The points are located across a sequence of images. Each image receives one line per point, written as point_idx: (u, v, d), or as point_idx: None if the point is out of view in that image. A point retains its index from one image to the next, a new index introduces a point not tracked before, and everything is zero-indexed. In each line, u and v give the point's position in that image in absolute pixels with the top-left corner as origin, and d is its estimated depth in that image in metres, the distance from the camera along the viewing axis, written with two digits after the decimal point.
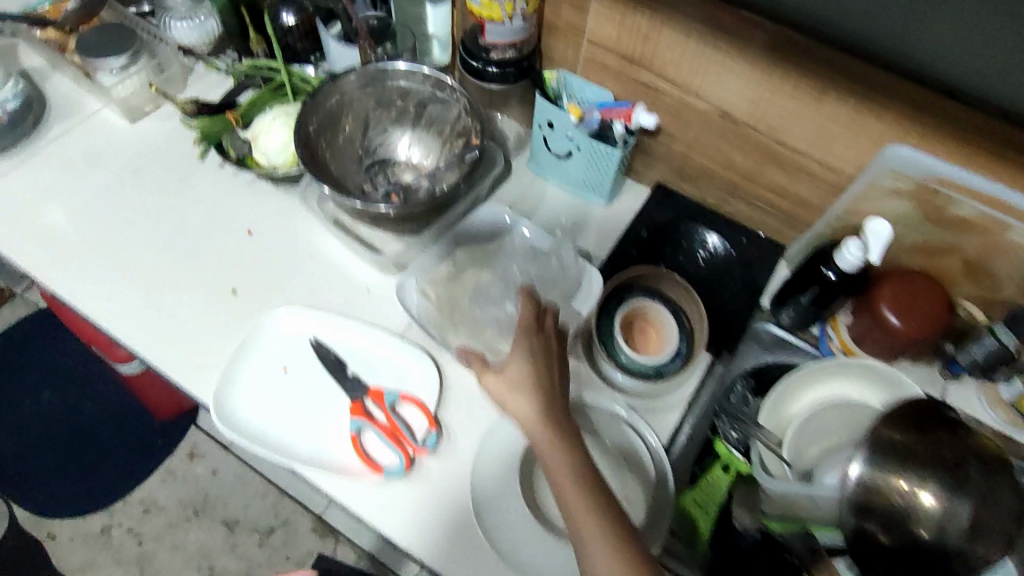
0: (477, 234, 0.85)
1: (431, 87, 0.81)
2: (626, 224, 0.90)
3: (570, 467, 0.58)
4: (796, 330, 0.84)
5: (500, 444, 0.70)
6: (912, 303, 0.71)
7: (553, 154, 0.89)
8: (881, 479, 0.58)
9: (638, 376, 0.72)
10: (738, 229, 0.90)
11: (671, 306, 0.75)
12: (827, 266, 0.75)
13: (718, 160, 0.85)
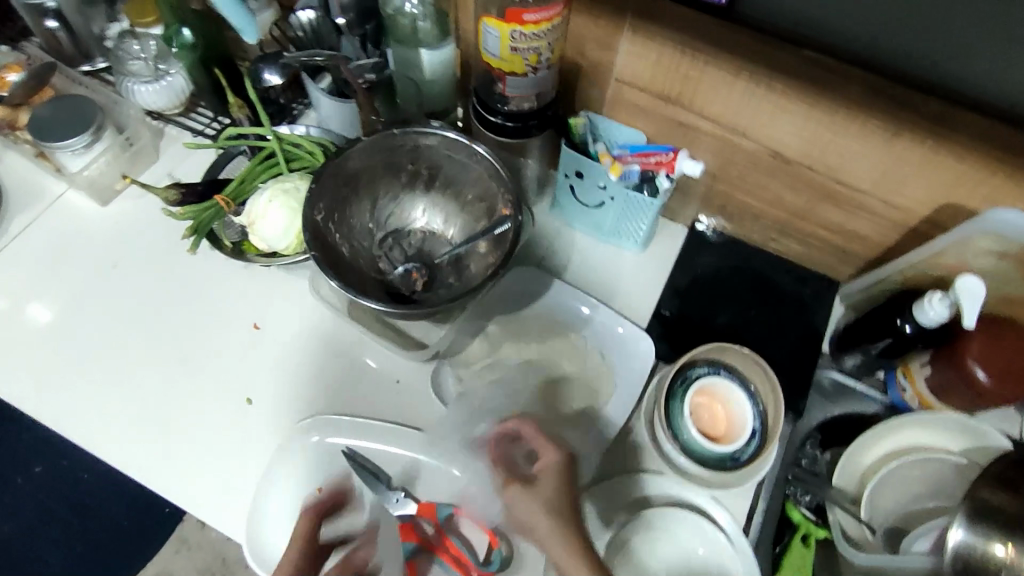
0: (511, 305, 0.78)
1: (446, 149, 0.71)
2: (666, 272, 0.82)
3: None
4: (862, 376, 0.77)
5: None
6: (1002, 354, 0.65)
7: (581, 203, 0.81)
8: (980, 544, 0.63)
9: (712, 465, 0.65)
10: (786, 266, 0.82)
11: (739, 380, 0.68)
12: (905, 319, 0.68)
13: (767, 199, 0.77)
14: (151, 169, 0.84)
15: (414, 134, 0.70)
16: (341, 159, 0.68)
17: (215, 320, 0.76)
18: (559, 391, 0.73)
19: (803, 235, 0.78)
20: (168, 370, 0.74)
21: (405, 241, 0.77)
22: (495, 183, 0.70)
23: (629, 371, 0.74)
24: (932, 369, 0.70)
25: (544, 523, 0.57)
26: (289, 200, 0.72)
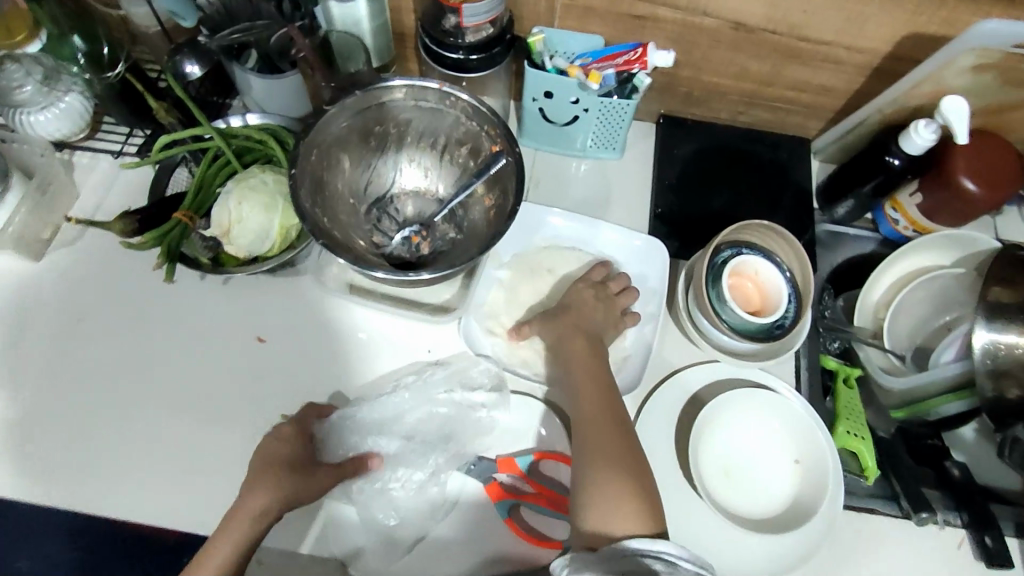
0: (514, 242, 0.76)
1: (413, 100, 0.66)
2: (648, 172, 0.82)
3: (611, 491, 0.57)
4: (852, 222, 0.81)
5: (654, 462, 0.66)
6: (982, 165, 0.69)
7: (552, 123, 0.78)
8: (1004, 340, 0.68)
9: (761, 337, 0.67)
10: (757, 135, 0.83)
11: (762, 252, 0.69)
12: (892, 153, 0.71)
13: (731, 74, 0.76)
14: (77, 207, 0.74)
15: (377, 91, 0.65)
16: (309, 137, 0.63)
17: (215, 347, 0.70)
18: None
19: (773, 100, 0.79)
20: (182, 413, 0.67)
21: (392, 208, 0.72)
22: (474, 121, 0.67)
23: (648, 277, 0.75)
24: (923, 193, 0.72)
25: (590, 423, 0.62)
26: (257, 199, 0.65)
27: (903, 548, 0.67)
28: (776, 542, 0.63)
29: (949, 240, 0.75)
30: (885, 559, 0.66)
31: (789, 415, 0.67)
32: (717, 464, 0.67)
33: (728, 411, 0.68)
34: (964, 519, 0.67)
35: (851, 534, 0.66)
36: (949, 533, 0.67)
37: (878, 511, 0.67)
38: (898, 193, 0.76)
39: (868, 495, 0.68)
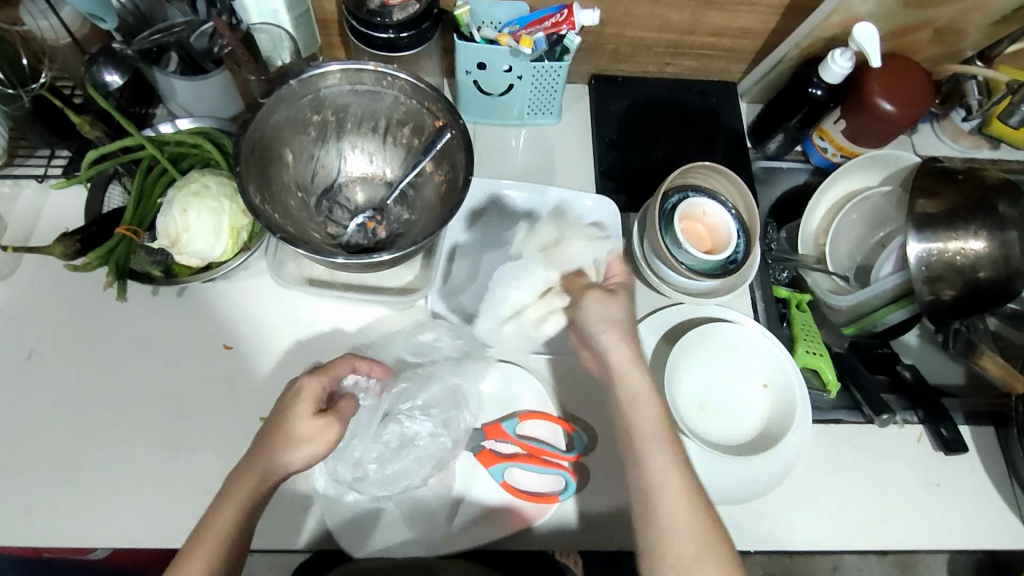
0: (468, 214, 0.77)
1: (348, 85, 0.66)
2: (587, 131, 0.84)
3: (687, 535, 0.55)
4: (784, 156, 0.85)
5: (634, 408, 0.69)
6: (898, 87, 0.73)
7: (487, 94, 0.78)
8: (936, 247, 0.74)
9: (718, 274, 0.70)
10: (685, 84, 0.86)
11: (708, 193, 0.72)
12: (814, 85, 0.75)
13: (654, 27, 0.78)
14: (7, 237, 0.71)
15: (312, 79, 0.64)
16: (246, 135, 0.62)
17: (180, 362, 0.68)
18: None
19: (696, 47, 0.81)
20: (155, 433, 0.65)
21: (342, 197, 0.72)
22: (412, 100, 0.66)
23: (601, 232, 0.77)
24: (847, 120, 0.77)
25: (663, 457, 0.58)
26: (202, 204, 0.64)
27: (869, 451, 0.71)
28: (756, 463, 0.67)
29: (872, 160, 0.80)
30: (855, 463, 0.71)
31: (755, 344, 0.71)
32: (693, 399, 0.70)
33: (697, 349, 0.71)
34: (919, 415, 0.73)
35: (822, 446, 0.71)
36: (909, 431, 0.73)
37: (843, 421, 0.72)
38: (824, 123, 0.80)
39: (833, 408, 0.73)
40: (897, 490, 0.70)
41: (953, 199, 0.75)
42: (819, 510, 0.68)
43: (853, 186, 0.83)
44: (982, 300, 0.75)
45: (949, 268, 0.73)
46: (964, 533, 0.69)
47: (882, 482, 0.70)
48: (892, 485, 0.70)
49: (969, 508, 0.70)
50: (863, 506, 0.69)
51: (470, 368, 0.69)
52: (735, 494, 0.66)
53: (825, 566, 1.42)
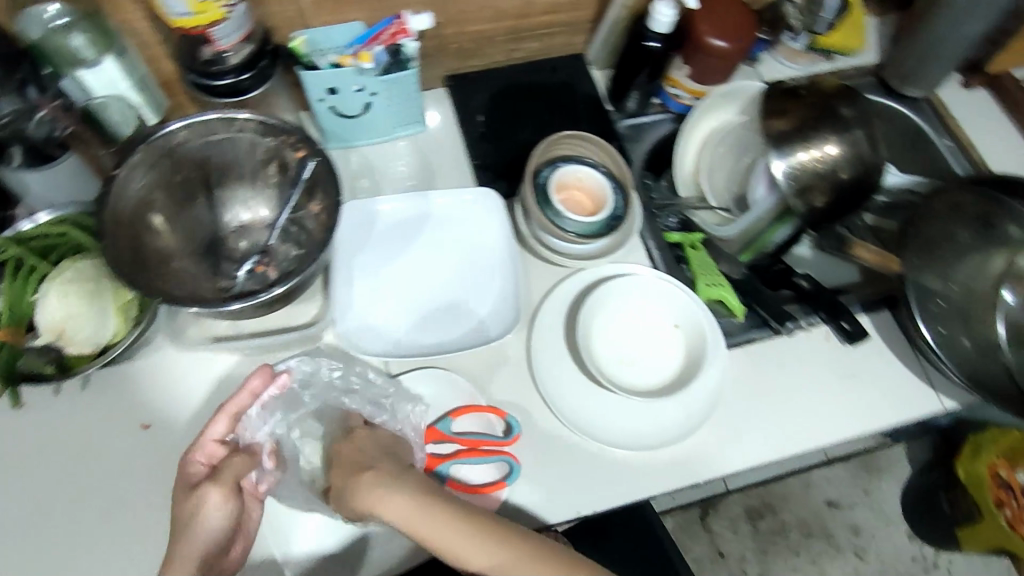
0: (356, 235, 0.78)
1: (200, 137, 0.67)
2: (455, 131, 0.86)
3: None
4: (645, 111, 0.89)
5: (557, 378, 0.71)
6: (725, 22, 0.77)
7: (347, 117, 0.79)
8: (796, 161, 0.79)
9: (604, 232, 0.72)
10: (537, 65, 0.90)
11: (577, 159, 0.74)
12: (649, 38, 0.78)
13: (489, 17, 0.81)
14: None
15: (159, 141, 0.65)
16: (103, 216, 0.61)
17: (99, 453, 0.66)
18: (455, 277, 0.77)
19: (535, 28, 0.85)
20: (91, 530, 0.64)
21: (226, 250, 0.71)
22: (271, 136, 0.68)
23: (486, 222, 0.79)
24: (689, 64, 0.81)
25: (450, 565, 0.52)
26: (79, 289, 0.63)
27: (785, 359, 0.76)
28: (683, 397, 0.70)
29: (721, 97, 0.86)
30: (775, 373, 0.75)
31: (654, 289, 0.74)
32: (614, 353, 0.73)
33: (603, 308, 0.73)
34: (821, 315, 0.77)
35: (741, 366, 0.75)
36: (816, 332, 0.77)
37: (755, 338, 0.76)
38: (671, 72, 0.84)
39: (744, 329, 0.76)
40: (817, 388, 0.74)
41: (800, 111, 0.81)
42: (751, 426, 0.72)
43: (713, 124, 0.89)
44: (848, 196, 0.81)
45: (812, 175, 0.79)
46: (883, 411, 0.74)
47: (802, 385, 0.74)
48: (812, 385, 0.75)
49: (883, 387, 0.75)
50: (790, 411, 0.73)
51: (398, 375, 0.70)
52: (672, 430, 0.69)
53: (798, 484, 1.49)
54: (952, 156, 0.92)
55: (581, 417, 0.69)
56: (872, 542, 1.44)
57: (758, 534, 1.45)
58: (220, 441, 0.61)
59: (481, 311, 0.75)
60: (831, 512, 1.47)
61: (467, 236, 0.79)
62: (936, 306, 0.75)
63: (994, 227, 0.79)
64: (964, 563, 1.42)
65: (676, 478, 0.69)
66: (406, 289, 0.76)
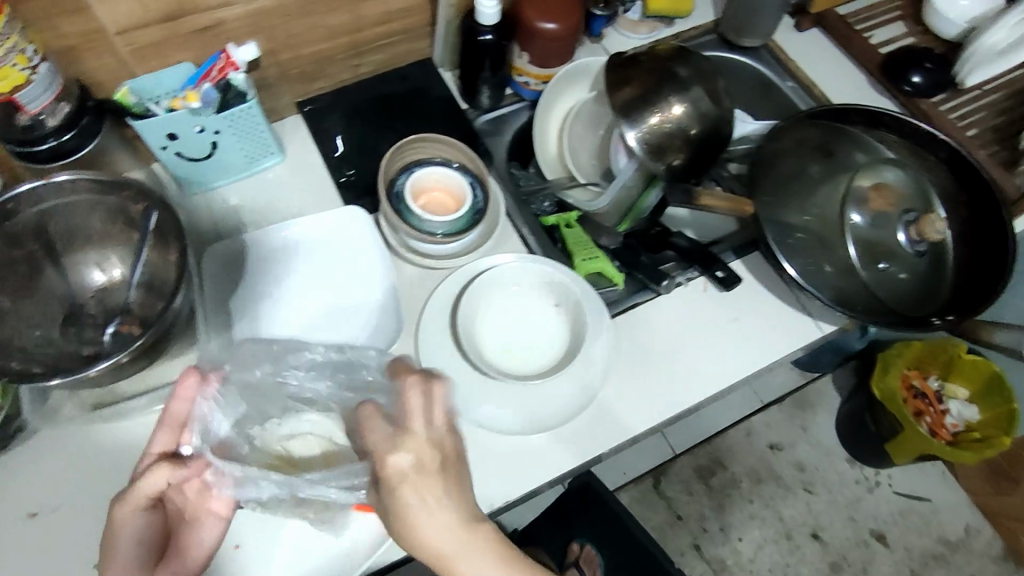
0: (226, 271, 0.77)
1: (31, 206, 0.64)
2: (312, 154, 0.86)
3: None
4: (500, 103, 0.91)
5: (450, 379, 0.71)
6: (551, 4, 0.80)
7: (197, 160, 0.78)
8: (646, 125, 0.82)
9: (469, 227, 0.74)
10: (384, 77, 0.90)
11: (430, 160, 0.75)
12: (482, 32, 0.79)
13: (322, 37, 0.82)
14: None
15: None
16: None
17: None
18: (334, 299, 0.77)
19: (374, 40, 0.86)
20: None
21: (85, 316, 0.68)
22: (109, 194, 0.66)
23: (359, 239, 0.79)
24: (528, 50, 0.84)
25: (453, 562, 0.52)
26: None
27: (671, 317, 0.78)
28: (578, 371, 0.72)
29: (566, 78, 0.90)
30: (664, 332, 0.77)
31: (526, 269, 0.75)
32: (502, 342, 0.74)
33: (483, 301, 0.74)
34: (697, 268, 0.80)
35: (629, 332, 0.76)
36: (695, 285, 0.80)
37: (638, 303, 0.78)
38: (514, 61, 0.86)
39: (627, 295, 0.78)
40: (705, 338, 0.77)
41: (643, 76, 0.83)
42: (648, 386, 0.74)
43: (564, 106, 0.92)
44: (700, 149, 0.84)
45: (661, 137, 0.82)
46: (769, 347, 0.77)
47: (690, 338, 0.77)
48: (699, 335, 0.77)
49: (765, 324, 0.78)
50: (682, 365, 0.75)
51: (321, 381, 0.67)
52: (569, 407, 0.71)
53: (740, 434, 1.52)
54: (796, 97, 0.97)
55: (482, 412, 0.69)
56: (817, 475, 1.48)
57: (711, 491, 1.46)
58: (164, 451, 0.59)
59: (369, 327, 0.75)
60: (775, 455, 1.50)
61: (356, 250, 0.79)
62: (800, 238, 0.78)
63: (838, 157, 0.83)
64: (903, 475, 1.48)
65: (583, 451, 0.70)
66: (295, 319, 0.76)
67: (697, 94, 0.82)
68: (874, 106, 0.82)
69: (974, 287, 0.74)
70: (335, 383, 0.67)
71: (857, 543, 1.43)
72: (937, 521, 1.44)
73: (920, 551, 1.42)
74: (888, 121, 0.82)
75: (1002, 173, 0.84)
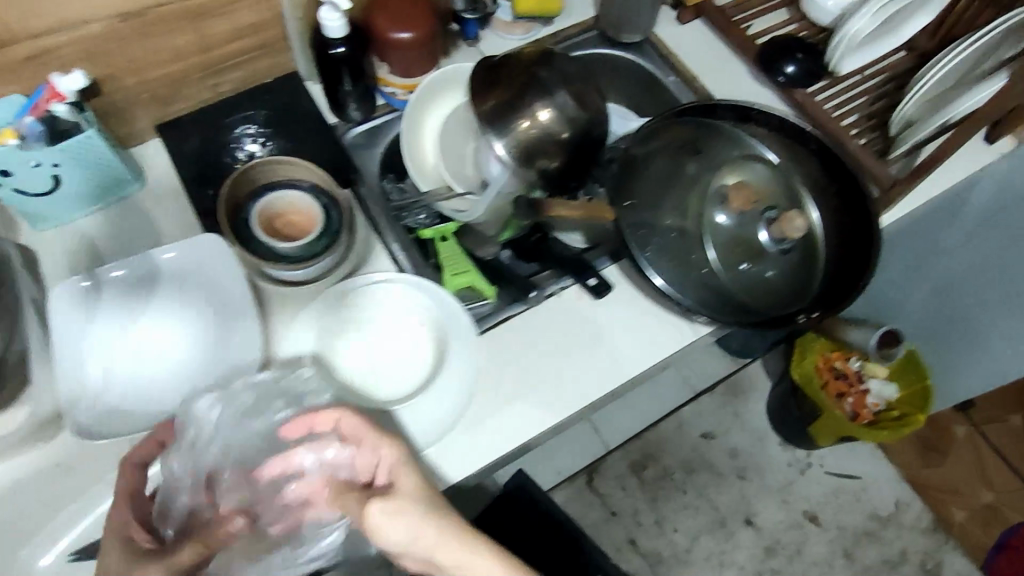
0: (66, 317, 0.70)
1: None
2: (172, 178, 0.83)
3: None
4: (372, 115, 0.88)
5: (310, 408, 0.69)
6: (401, 13, 0.78)
7: (39, 195, 0.74)
8: (512, 132, 0.79)
9: (326, 249, 0.72)
10: (247, 93, 0.87)
11: (280, 183, 0.72)
12: (333, 46, 0.77)
13: (169, 58, 0.78)
14: None
15: None
16: None
17: None
18: (192, 332, 0.73)
19: (228, 58, 0.83)
20: None
21: None
22: None
23: (216, 266, 0.74)
24: (387, 62, 0.83)
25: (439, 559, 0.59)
26: None
27: (543, 327, 0.76)
28: (443, 392, 0.70)
29: (434, 85, 0.87)
30: (537, 344, 0.75)
31: (388, 287, 0.74)
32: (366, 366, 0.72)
33: (346, 324, 0.73)
34: (570, 276, 0.78)
35: (500, 346, 0.75)
36: (570, 292, 0.78)
37: (510, 316, 0.76)
38: (378, 72, 0.86)
39: (498, 308, 0.77)
40: (579, 348, 0.75)
41: (505, 84, 0.81)
42: (519, 401, 0.72)
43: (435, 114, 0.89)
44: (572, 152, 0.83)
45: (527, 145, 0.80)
46: (644, 351, 0.76)
47: (562, 347, 0.75)
48: (572, 343, 0.76)
49: (640, 328, 0.77)
50: (554, 377, 0.74)
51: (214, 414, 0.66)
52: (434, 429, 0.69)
53: (673, 425, 1.51)
54: (678, 91, 0.96)
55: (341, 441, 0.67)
56: (750, 461, 1.48)
57: (643, 484, 1.47)
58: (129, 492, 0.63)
59: (228, 358, 0.72)
60: (708, 444, 1.50)
61: (211, 279, 0.74)
62: (665, 241, 0.77)
63: (710, 154, 0.82)
64: (833, 455, 1.49)
65: (450, 474, 0.68)
66: (149, 356, 0.72)
67: (563, 97, 0.81)
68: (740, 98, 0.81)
69: (840, 280, 0.74)
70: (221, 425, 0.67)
71: (790, 525, 1.43)
72: (868, 498, 1.46)
73: (851, 530, 1.43)
74: (757, 114, 0.81)
75: (873, 161, 0.85)
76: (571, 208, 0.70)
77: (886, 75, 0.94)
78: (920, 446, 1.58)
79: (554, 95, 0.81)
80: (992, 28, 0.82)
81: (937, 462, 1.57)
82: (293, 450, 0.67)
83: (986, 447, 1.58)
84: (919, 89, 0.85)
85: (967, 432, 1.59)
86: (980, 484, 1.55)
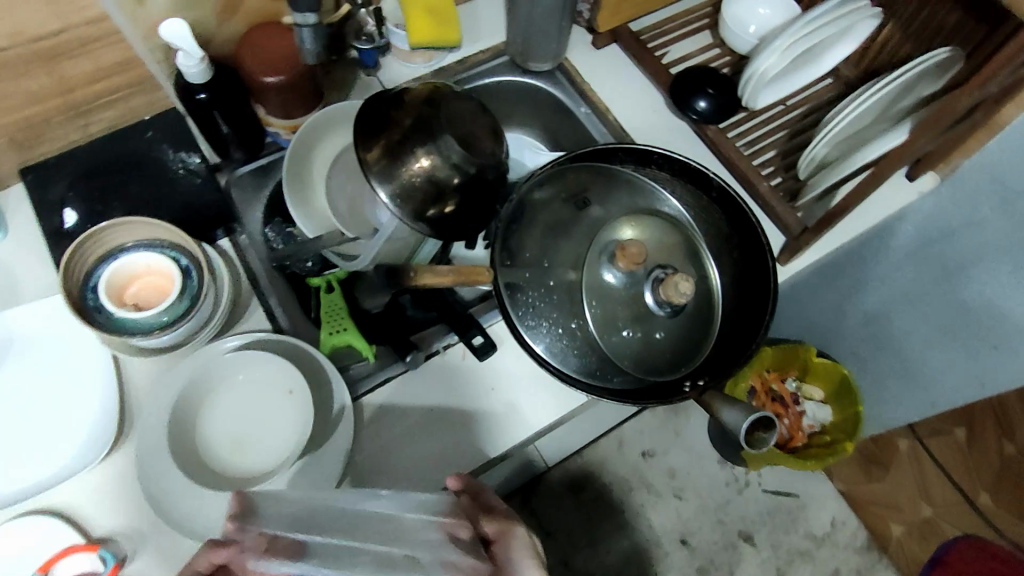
0: None
1: None
2: (39, 231, 0.79)
3: None
4: (257, 153, 0.84)
5: (168, 492, 0.65)
6: (272, 53, 0.74)
7: None
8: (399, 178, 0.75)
9: (188, 310, 0.68)
10: (120, 133, 0.81)
11: (132, 247, 0.69)
12: (195, 91, 0.72)
13: (23, 103, 0.72)
14: None
15: None
16: None
17: None
18: (44, 400, 0.70)
19: (98, 97, 0.77)
20: None
21: None
22: None
23: (68, 332, 0.71)
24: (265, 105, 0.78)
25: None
26: None
27: (425, 392, 0.75)
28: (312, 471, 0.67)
29: (321, 126, 0.82)
30: (414, 409, 0.74)
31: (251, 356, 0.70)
32: (227, 440, 0.68)
33: (207, 395, 0.69)
34: (455, 333, 0.75)
35: (379, 410, 0.73)
36: (453, 351, 0.76)
37: (391, 376, 0.74)
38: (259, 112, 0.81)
39: (378, 370, 0.74)
40: (459, 413, 0.74)
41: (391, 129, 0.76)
42: (398, 473, 0.71)
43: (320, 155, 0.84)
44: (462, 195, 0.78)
45: (415, 194, 0.76)
46: (530, 418, 0.74)
47: (447, 412, 0.74)
48: (455, 411, 0.74)
49: (527, 393, 0.76)
50: (435, 446, 0.72)
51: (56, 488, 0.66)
52: None
53: (613, 443, 1.49)
54: (591, 124, 0.91)
55: (203, 526, 0.64)
56: (688, 480, 1.47)
57: (582, 508, 1.44)
58: None
59: (78, 436, 0.68)
60: (646, 463, 1.48)
61: (46, 347, 0.71)
62: (551, 301, 0.72)
63: (604, 201, 0.77)
64: (771, 473, 1.48)
65: None
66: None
67: (450, 140, 0.76)
68: (644, 142, 0.76)
69: (728, 347, 0.72)
70: (73, 502, 0.66)
71: (725, 545, 1.43)
72: (804, 517, 1.46)
73: (786, 550, 1.43)
74: (658, 160, 0.77)
75: (780, 204, 0.81)
76: (440, 274, 0.65)
77: (806, 107, 0.89)
78: (865, 462, 1.55)
79: (439, 138, 0.76)
80: (901, 73, 0.74)
81: (880, 477, 1.54)
82: (166, 536, 0.66)
83: (928, 461, 1.56)
84: (828, 132, 0.78)
85: (911, 445, 1.57)
86: (920, 499, 1.54)
